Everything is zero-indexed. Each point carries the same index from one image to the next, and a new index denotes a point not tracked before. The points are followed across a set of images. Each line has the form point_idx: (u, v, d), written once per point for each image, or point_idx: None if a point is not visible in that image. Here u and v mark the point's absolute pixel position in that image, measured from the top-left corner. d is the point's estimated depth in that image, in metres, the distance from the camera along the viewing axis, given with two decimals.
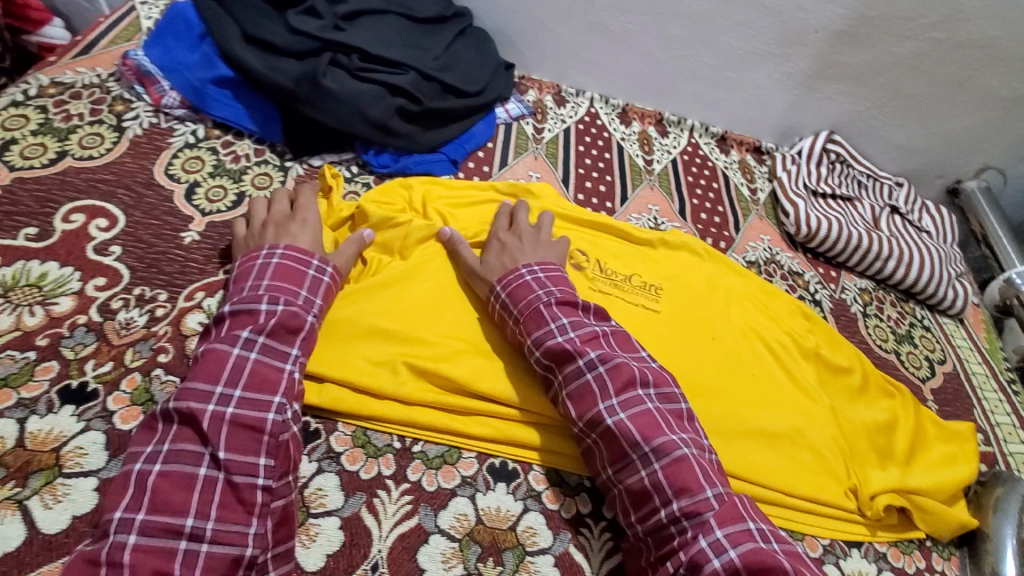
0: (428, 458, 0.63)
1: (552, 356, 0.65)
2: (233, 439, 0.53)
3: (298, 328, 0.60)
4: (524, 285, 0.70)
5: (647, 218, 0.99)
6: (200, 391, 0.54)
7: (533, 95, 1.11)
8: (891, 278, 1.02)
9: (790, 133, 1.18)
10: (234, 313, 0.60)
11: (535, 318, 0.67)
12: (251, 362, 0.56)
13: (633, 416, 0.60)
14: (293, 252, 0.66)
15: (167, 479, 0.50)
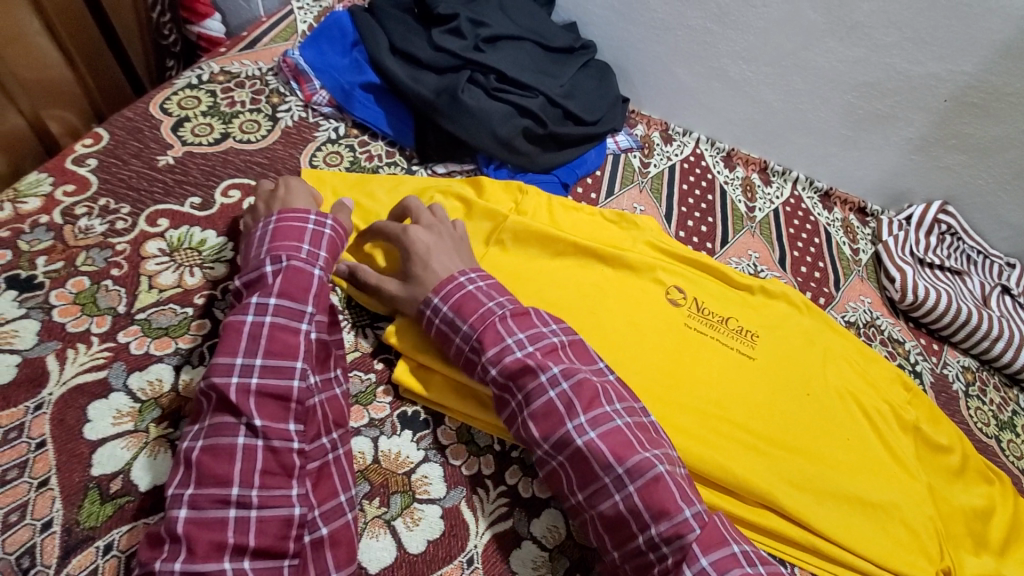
0: (525, 466, 0.66)
1: (509, 373, 0.61)
2: (264, 408, 0.54)
3: (308, 286, 0.60)
4: (470, 296, 0.65)
5: (746, 263, 0.99)
6: (227, 366, 0.54)
7: (642, 130, 1.15)
8: (997, 360, 0.97)
9: (899, 198, 1.16)
10: (250, 280, 0.60)
11: (493, 334, 0.62)
12: (267, 328, 0.56)
13: (603, 435, 0.58)
14: (293, 212, 0.65)
15: (210, 454, 0.51)
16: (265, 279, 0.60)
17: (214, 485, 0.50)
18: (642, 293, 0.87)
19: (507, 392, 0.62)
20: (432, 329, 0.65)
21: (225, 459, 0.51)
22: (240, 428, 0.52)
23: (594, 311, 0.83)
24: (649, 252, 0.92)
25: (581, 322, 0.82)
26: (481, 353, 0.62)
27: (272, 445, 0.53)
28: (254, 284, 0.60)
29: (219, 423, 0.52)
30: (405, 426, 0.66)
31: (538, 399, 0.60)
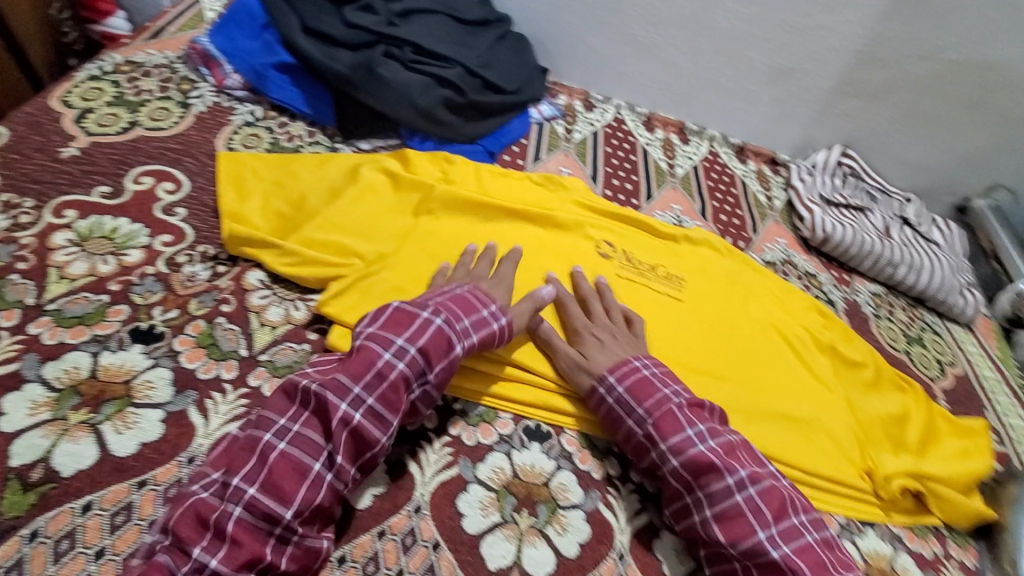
0: (468, 417, 0.68)
1: (694, 467, 0.63)
2: (348, 442, 0.55)
3: (446, 352, 0.62)
4: (643, 381, 0.69)
5: (670, 216, 1.04)
6: (341, 385, 0.56)
7: (564, 99, 1.19)
8: (901, 283, 1.06)
9: (806, 147, 1.24)
10: (396, 314, 0.62)
11: (671, 424, 0.66)
12: (397, 373, 0.58)
13: (798, 551, 0.59)
14: (478, 293, 0.69)
15: (285, 462, 0.53)
16: (412, 318, 0.62)
17: (270, 499, 0.51)
18: (575, 250, 0.90)
19: (686, 486, 0.63)
20: (603, 407, 0.69)
21: (292, 477, 0.52)
22: (321, 454, 0.54)
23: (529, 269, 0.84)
24: (578, 211, 0.96)
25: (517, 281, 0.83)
26: (661, 441, 0.65)
27: (335, 485, 0.54)
28: (390, 322, 0.61)
29: (302, 431, 0.54)
30: None
31: (702, 488, 0.63)
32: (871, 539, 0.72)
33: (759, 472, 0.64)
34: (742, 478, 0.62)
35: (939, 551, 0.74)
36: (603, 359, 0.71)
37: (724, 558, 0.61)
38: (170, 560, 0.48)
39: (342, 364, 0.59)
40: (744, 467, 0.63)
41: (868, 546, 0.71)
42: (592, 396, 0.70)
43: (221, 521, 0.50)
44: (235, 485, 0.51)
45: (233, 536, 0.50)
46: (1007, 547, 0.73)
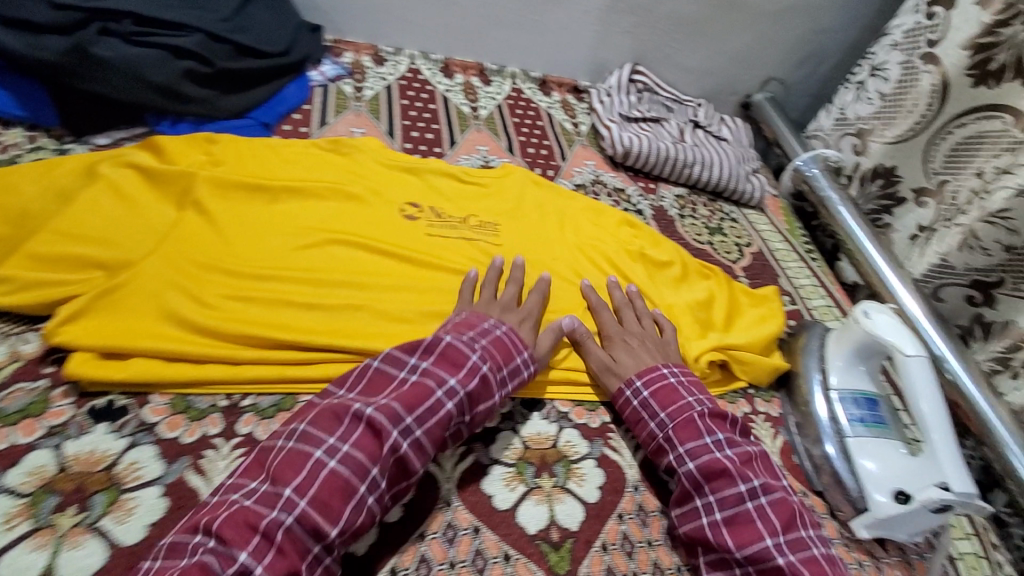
0: (261, 410, 0.63)
1: (706, 472, 0.63)
2: (390, 469, 0.55)
3: (482, 390, 0.63)
4: (670, 388, 0.70)
5: (476, 158, 1.02)
6: (396, 412, 0.56)
7: (350, 57, 1.12)
8: (699, 182, 1.14)
9: (601, 70, 1.29)
10: (445, 351, 0.63)
11: (690, 429, 0.66)
12: (451, 402, 0.60)
13: (803, 561, 0.57)
14: (515, 336, 0.69)
15: (330, 483, 0.52)
16: (463, 358, 0.63)
17: (319, 515, 0.50)
18: (376, 214, 0.85)
19: (696, 489, 0.63)
20: (627, 407, 0.71)
21: (338, 497, 0.51)
22: (368, 477, 0.53)
23: (325, 243, 0.78)
24: (378, 171, 0.90)
25: (312, 259, 0.76)
26: (678, 445, 0.66)
27: (375, 509, 0.54)
28: (442, 361, 0.62)
29: (358, 448, 0.54)
30: (97, 420, 0.58)
31: (713, 491, 0.62)
32: None
33: (773, 483, 0.63)
34: (755, 487, 0.61)
35: (746, 409, 0.83)
36: (635, 365, 0.73)
37: (726, 562, 0.59)
38: (211, 562, 0.45)
39: (389, 392, 0.59)
40: (759, 478, 0.62)
41: None
42: (619, 396, 0.72)
43: (271, 527, 0.48)
44: (287, 495, 0.50)
45: (279, 546, 0.48)
46: (801, 389, 0.83)
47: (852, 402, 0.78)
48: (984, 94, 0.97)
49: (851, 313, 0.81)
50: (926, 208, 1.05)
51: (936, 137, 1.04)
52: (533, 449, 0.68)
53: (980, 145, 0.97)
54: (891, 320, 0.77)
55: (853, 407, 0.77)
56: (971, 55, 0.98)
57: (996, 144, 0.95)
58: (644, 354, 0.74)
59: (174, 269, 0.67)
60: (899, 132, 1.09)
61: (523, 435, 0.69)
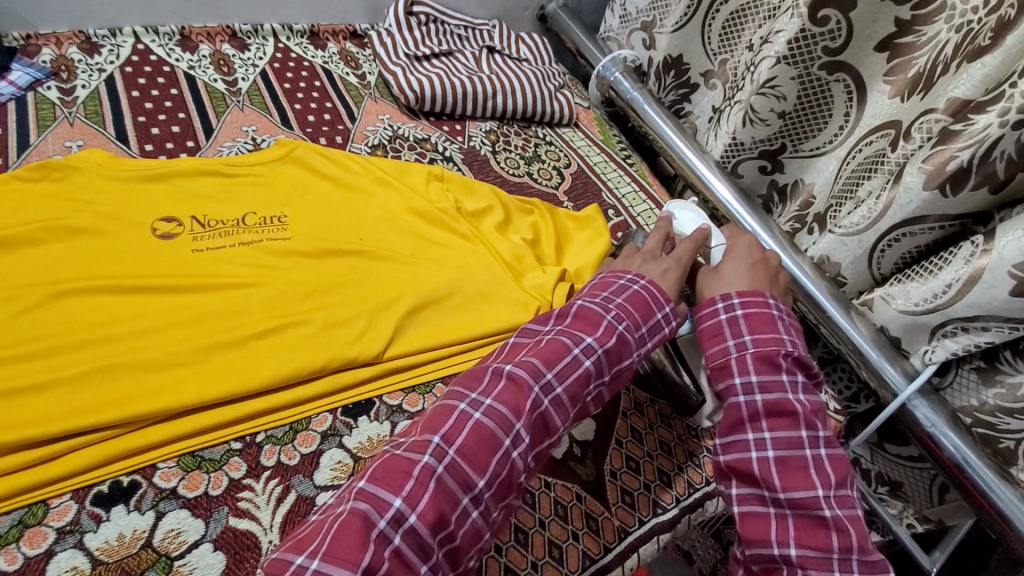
0: (1, 535, 0.50)
1: (777, 404, 0.59)
2: (534, 426, 0.53)
3: (616, 348, 0.60)
4: (767, 318, 0.64)
5: (243, 142, 0.87)
6: (537, 367, 0.54)
7: (50, 52, 0.90)
8: (504, 111, 1.08)
9: (377, 8, 1.16)
10: (582, 313, 0.61)
11: (768, 364, 0.61)
12: (588, 358, 0.57)
13: (849, 518, 0.55)
14: (655, 291, 0.65)
15: (477, 436, 0.49)
16: (599, 319, 0.60)
17: (467, 464, 0.48)
18: (119, 243, 0.69)
19: (754, 420, 0.59)
20: (711, 321, 0.66)
21: (485, 449, 0.49)
22: (512, 429, 0.51)
23: (50, 298, 0.62)
24: (110, 189, 0.73)
25: (37, 325, 0.60)
26: (753, 372, 0.60)
27: (520, 465, 0.51)
28: (579, 321, 0.60)
29: (508, 396, 0.52)
30: None
31: (771, 427, 0.58)
32: None
33: (834, 440, 0.60)
34: (818, 436, 0.58)
35: None
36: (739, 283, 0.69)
37: (760, 496, 0.57)
38: (370, 509, 0.43)
39: (525, 351, 0.57)
40: (824, 431, 0.59)
41: None
42: (709, 306, 0.67)
43: (424, 472, 0.46)
44: (437, 442, 0.48)
45: (433, 492, 0.45)
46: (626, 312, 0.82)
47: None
48: None
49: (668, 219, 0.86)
50: (716, 89, 1.10)
51: (706, 18, 1.04)
52: (364, 458, 0.63)
53: (746, 17, 0.99)
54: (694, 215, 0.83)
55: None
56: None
57: (756, 14, 0.97)
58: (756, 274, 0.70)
59: None
60: (676, 19, 1.07)
61: (351, 447, 0.63)
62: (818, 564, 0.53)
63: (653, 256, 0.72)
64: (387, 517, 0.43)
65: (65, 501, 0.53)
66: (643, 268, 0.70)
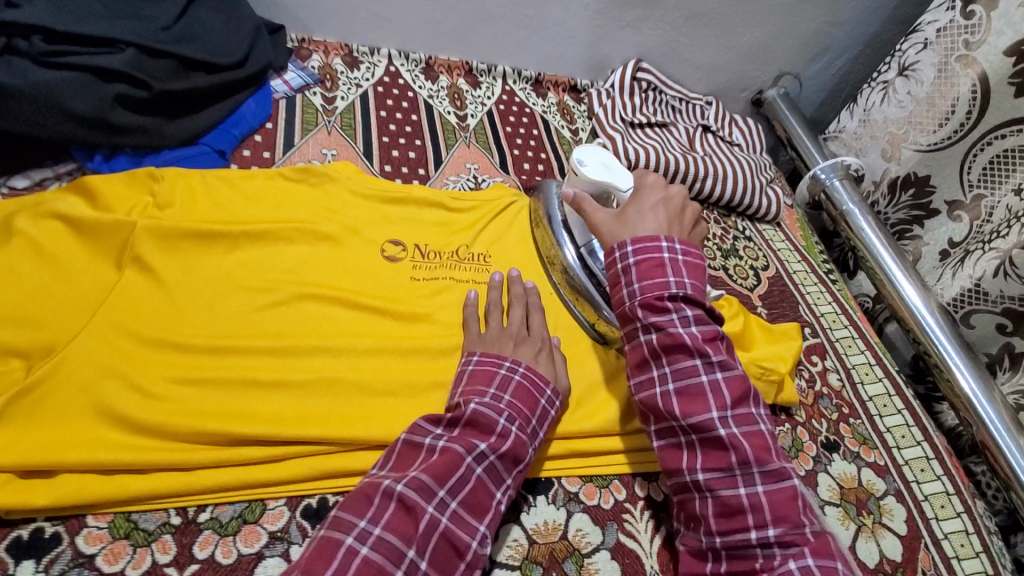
0: (223, 525, 0.51)
1: (665, 346, 0.58)
2: (437, 551, 0.48)
3: (512, 450, 0.55)
4: (657, 261, 0.60)
5: (466, 178, 0.92)
6: (426, 485, 0.49)
7: (319, 60, 0.97)
8: (709, 195, 1.04)
9: (602, 67, 1.17)
10: (474, 418, 0.55)
11: (654, 305, 0.59)
12: (473, 475, 0.52)
13: (745, 433, 0.55)
14: (534, 376, 0.62)
15: (369, 567, 0.44)
16: (493, 424, 0.56)
17: None
18: (354, 257, 0.73)
19: (654, 358, 0.59)
20: (612, 270, 0.63)
21: None
22: (404, 560, 0.46)
23: (295, 298, 0.66)
24: (354, 204, 0.78)
25: (280, 322, 0.65)
26: (643, 316, 0.59)
27: None
28: (469, 428, 0.55)
29: (393, 519, 0.47)
30: (21, 557, 0.46)
31: (671, 363, 0.58)
32: None
33: (730, 361, 0.59)
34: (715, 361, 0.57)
35: (621, 497, 0.65)
36: (640, 228, 0.63)
37: (670, 429, 0.58)
38: None
39: (418, 463, 0.52)
40: (718, 355, 0.57)
41: None
42: (608, 256, 0.63)
43: None
44: None
45: None
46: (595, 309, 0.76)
47: (599, 250, 0.77)
48: None
49: (568, 167, 0.75)
50: (960, 223, 0.97)
51: (972, 149, 0.94)
52: (540, 544, 0.59)
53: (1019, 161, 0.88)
54: (603, 159, 0.73)
55: (603, 255, 0.77)
56: (1014, 62, 0.88)
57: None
58: (656, 215, 0.65)
59: (108, 353, 0.55)
60: (932, 139, 1.00)
61: (527, 527, 0.59)
62: (722, 482, 0.55)
63: (523, 337, 0.67)
64: None
65: (279, 506, 0.54)
66: (517, 352, 0.65)
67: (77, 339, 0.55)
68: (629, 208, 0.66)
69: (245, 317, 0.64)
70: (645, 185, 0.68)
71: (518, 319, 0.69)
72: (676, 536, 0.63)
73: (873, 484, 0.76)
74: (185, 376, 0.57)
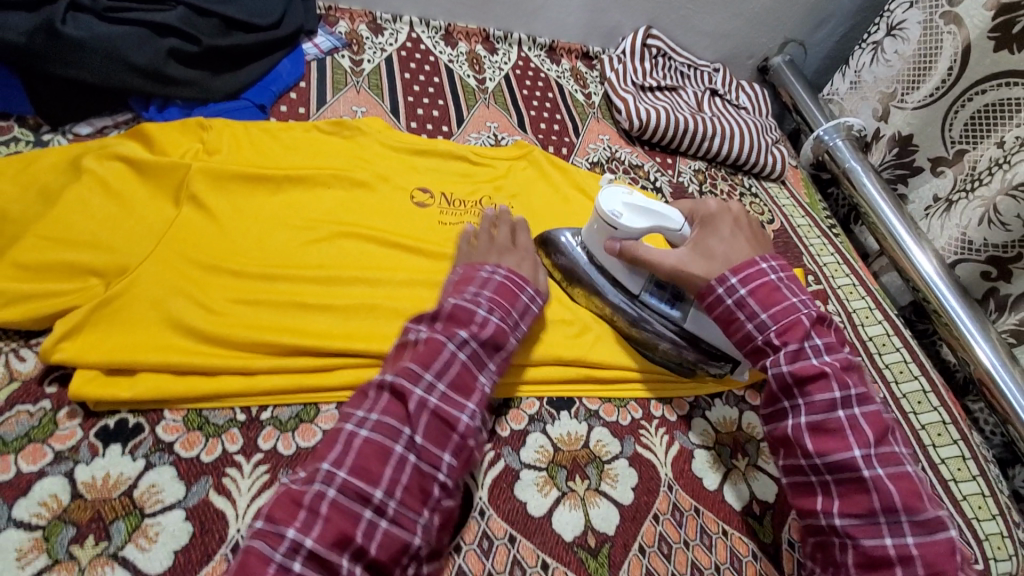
0: (282, 422, 0.58)
1: (797, 376, 0.58)
2: (431, 428, 0.52)
3: (498, 342, 0.60)
4: (773, 288, 0.62)
5: (486, 135, 0.97)
6: (413, 371, 0.54)
7: (345, 26, 1.02)
8: (717, 155, 1.09)
9: (613, 35, 1.22)
10: (455, 312, 0.59)
11: (795, 332, 0.60)
12: (458, 360, 0.56)
13: (891, 476, 0.54)
14: (514, 277, 0.66)
15: (370, 446, 0.50)
16: (472, 315, 0.59)
17: (359, 480, 0.48)
18: (386, 201, 0.79)
19: (785, 392, 0.59)
20: (721, 308, 0.63)
21: (376, 461, 0.49)
22: (401, 437, 0.51)
23: (336, 236, 0.72)
24: (384, 155, 0.84)
25: (322, 255, 0.70)
26: (780, 345, 0.60)
27: (421, 467, 0.51)
28: (450, 321, 0.58)
29: (386, 405, 0.52)
30: (108, 441, 0.52)
31: (805, 397, 0.58)
32: (719, 408, 0.74)
33: (868, 396, 0.58)
34: (856, 398, 0.57)
35: (638, 416, 0.70)
36: (733, 257, 0.66)
37: (800, 467, 0.57)
38: (267, 545, 0.44)
39: (406, 355, 0.57)
40: (857, 388, 0.57)
41: (717, 416, 0.73)
42: (709, 295, 0.64)
43: (315, 501, 0.46)
44: (326, 469, 0.48)
45: (326, 518, 0.46)
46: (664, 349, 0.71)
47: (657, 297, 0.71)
48: (1006, 59, 0.90)
49: (598, 217, 0.70)
50: (944, 178, 1.02)
51: (955, 104, 0.98)
52: (564, 451, 0.64)
53: (1003, 114, 0.92)
54: (628, 200, 0.68)
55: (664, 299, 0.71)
56: (994, 16, 0.91)
57: (1016, 112, 0.90)
58: (739, 240, 0.67)
59: (173, 274, 0.62)
60: (919, 97, 1.04)
61: (553, 436, 0.65)
62: (864, 530, 0.53)
63: (503, 248, 0.71)
64: (282, 551, 0.44)
65: (330, 410, 0.60)
66: (500, 259, 0.69)
67: (145, 262, 0.61)
68: (709, 239, 0.68)
69: (291, 250, 0.69)
70: (711, 214, 0.70)
71: (502, 230, 0.73)
72: (690, 450, 0.69)
73: None
74: (243, 297, 0.63)
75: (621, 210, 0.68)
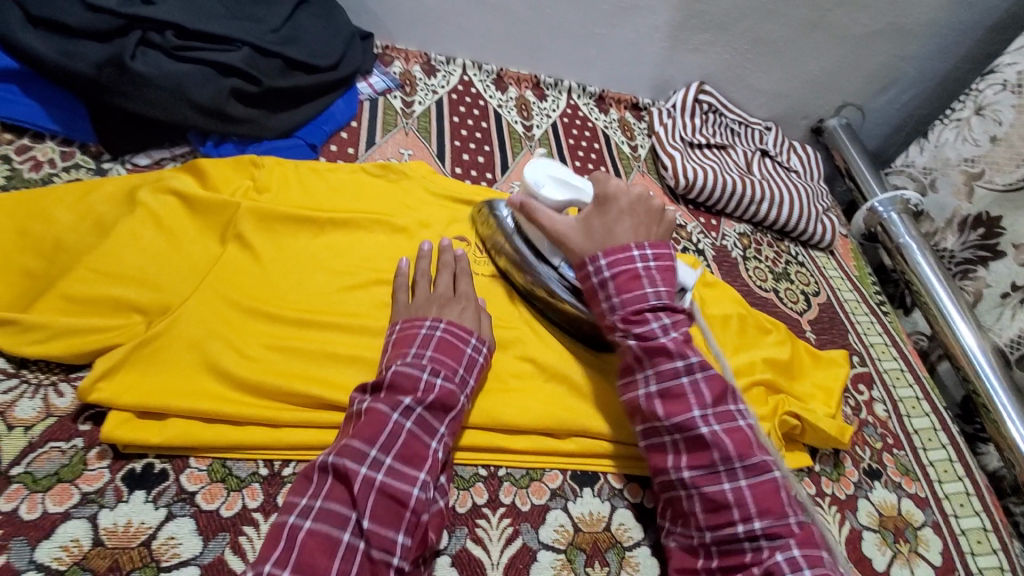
0: None
1: (649, 351, 0.60)
2: (378, 507, 0.50)
3: (450, 405, 0.58)
4: (633, 274, 0.63)
5: None
6: (357, 450, 0.51)
7: (400, 66, 1.04)
8: (765, 220, 1.06)
9: (665, 88, 1.21)
10: (395, 380, 0.56)
11: (635, 311, 0.62)
12: (402, 432, 0.54)
13: (727, 430, 0.57)
14: (456, 330, 0.63)
15: (314, 538, 0.47)
16: (416, 382, 0.57)
17: None
18: None
19: (637, 363, 0.61)
20: (586, 283, 0.65)
21: (323, 555, 0.46)
22: (349, 522, 0.49)
23: (373, 283, 0.72)
24: (426, 200, 0.84)
25: (358, 303, 0.70)
26: (624, 323, 0.62)
27: (370, 552, 0.48)
28: (393, 390, 0.56)
29: (330, 488, 0.50)
30: (134, 487, 0.53)
31: (653, 367, 0.60)
32: None
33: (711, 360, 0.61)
34: (699, 363, 0.60)
35: None
36: (609, 240, 0.65)
37: (655, 430, 0.60)
38: None
39: (349, 431, 0.54)
40: (698, 356, 0.60)
41: None
42: (580, 269, 0.66)
43: None
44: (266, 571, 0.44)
45: None
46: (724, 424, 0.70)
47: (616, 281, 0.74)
48: None
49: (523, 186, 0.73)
50: None
51: None
52: (584, 532, 0.62)
53: None
54: (554, 174, 0.72)
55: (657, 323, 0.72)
56: None
57: None
58: (623, 223, 0.66)
59: (211, 313, 0.62)
60: (1009, 180, 1.00)
61: (573, 514, 0.63)
62: (707, 479, 0.56)
63: (444, 296, 0.68)
64: None
65: None
66: (442, 309, 0.66)
67: (185, 300, 0.62)
68: (596, 218, 0.67)
69: (328, 295, 0.70)
70: (609, 194, 0.67)
71: (444, 279, 0.70)
72: None
73: (912, 515, 0.76)
74: (277, 342, 0.63)
75: (550, 183, 0.71)
